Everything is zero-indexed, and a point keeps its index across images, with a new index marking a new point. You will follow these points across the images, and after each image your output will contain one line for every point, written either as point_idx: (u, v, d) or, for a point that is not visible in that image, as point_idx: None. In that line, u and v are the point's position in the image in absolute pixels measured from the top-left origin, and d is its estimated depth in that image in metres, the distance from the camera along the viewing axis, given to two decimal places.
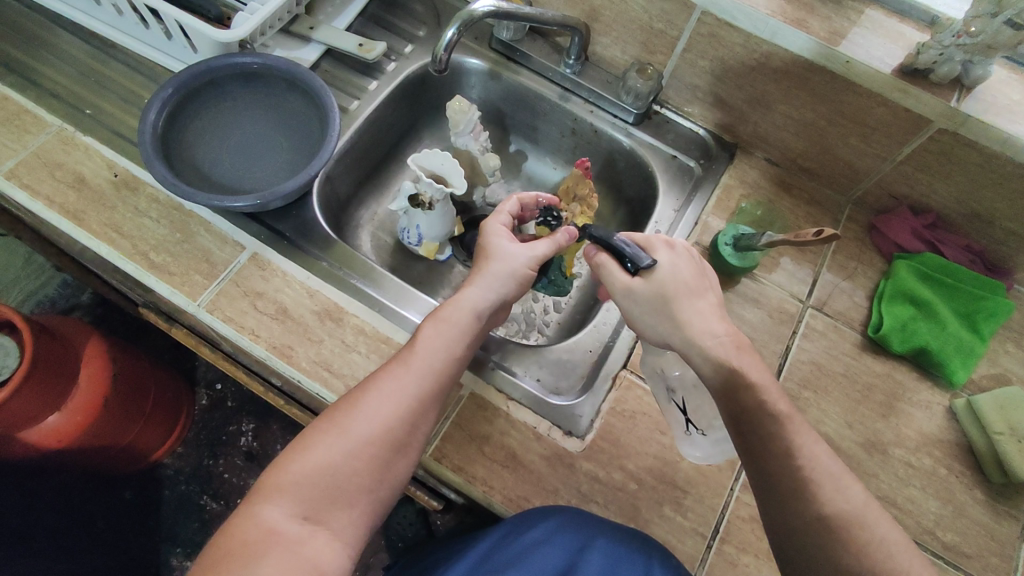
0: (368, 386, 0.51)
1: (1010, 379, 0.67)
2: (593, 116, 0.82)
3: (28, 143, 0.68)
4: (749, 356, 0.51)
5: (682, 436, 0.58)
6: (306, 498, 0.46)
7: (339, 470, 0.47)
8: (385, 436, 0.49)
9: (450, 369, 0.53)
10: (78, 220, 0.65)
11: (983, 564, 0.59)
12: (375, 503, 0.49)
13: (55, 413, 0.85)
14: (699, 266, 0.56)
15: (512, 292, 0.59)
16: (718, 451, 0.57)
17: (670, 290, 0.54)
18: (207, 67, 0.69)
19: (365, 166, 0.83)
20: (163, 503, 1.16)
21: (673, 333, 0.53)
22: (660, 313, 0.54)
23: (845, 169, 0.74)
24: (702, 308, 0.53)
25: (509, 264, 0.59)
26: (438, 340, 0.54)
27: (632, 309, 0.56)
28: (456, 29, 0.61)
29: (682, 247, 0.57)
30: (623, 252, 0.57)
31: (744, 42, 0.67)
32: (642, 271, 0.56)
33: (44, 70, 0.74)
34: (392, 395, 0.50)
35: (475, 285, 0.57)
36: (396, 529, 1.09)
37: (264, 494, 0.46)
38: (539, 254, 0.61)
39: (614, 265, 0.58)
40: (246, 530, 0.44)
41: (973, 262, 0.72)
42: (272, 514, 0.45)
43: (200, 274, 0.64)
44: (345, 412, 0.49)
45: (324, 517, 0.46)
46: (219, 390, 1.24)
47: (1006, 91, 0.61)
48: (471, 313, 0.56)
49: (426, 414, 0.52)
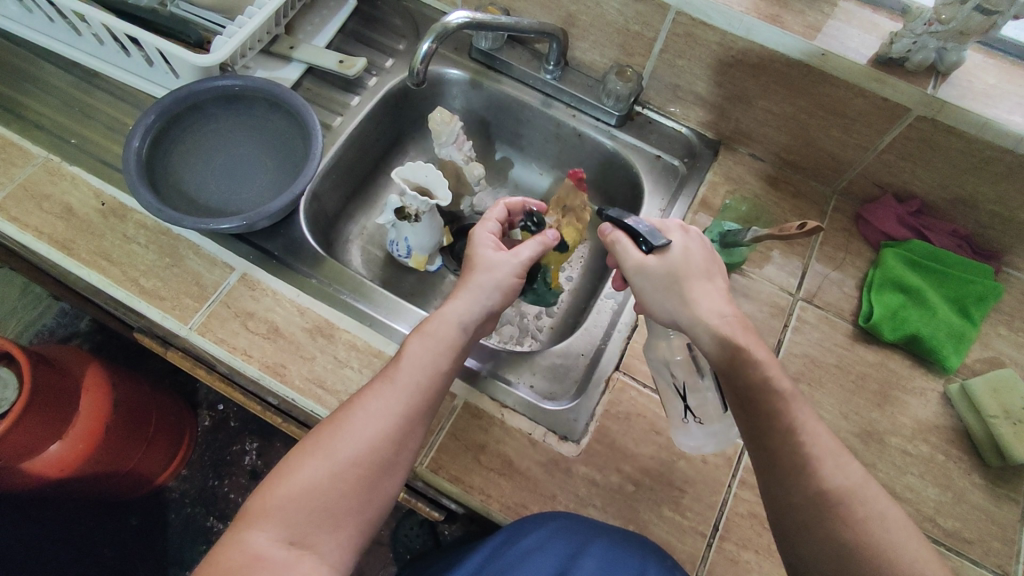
0: (355, 406, 0.51)
1: (1004, 362, 0.67)
2: (576, 120, 0.83)
3: (16, 175, 0.69)
4: (753, 335, 0.51)
5: (679, 424, 0.57)
6: (293, 522, 0.46)
7: (325, 493, 0.48)
8: (373, 455, 0.49)
9: (436, 384, 0.53)
10: (68, 250, 0.66)
11: (985, 549, 0.59)
12: (364, 523, 0.49)
13: (57, 442, 0.85)
14: (710, 253, 0.56)
15: (498, 302, 0.60)
16: (711, 442, 0.56)
17: (681, 271, 0.54)
18: (188, 91, 0.70)
19: (352, 182, 0.84)
20: (170, 526, 1.17)
21: (681, 311, 0.53)
22: (669, 291, 0.54)
23: (829, 160, 0.74)
24: (711, 290, 0.53)
25: (495, 274, 0.59)
26: (424, 353, 0.54)
27: (641, 286, 0.56)
28: (433, 41, 0.61)
29: (697, 232, 0.57)
30: (638, 230, 0.56)
31: (720, 39, 0.68)
32: (655, 251, 0.56)
33: (30, 102, 0.74)
34: (378, 414, 0.50)
35: (460, 297, 0.57)
36: (404, 541, 1.09)
37: (251, 520, 0.46)
38: (534, 250, 0.62)
39: (629, 243, 0.57)
40: (232, 557, 0.44)
41: (961, 247, 0.72)
42: (258, 539, 0.45)
43: (191, 296, 0.65)
44: (331, 434, 0.50)
45: (311, 540, 0.46)
46: (220, 410, 1.24)
47: (981, 76, 0.62)
48: (457, 325, 0.56)
49: (415, 430, 0.52)
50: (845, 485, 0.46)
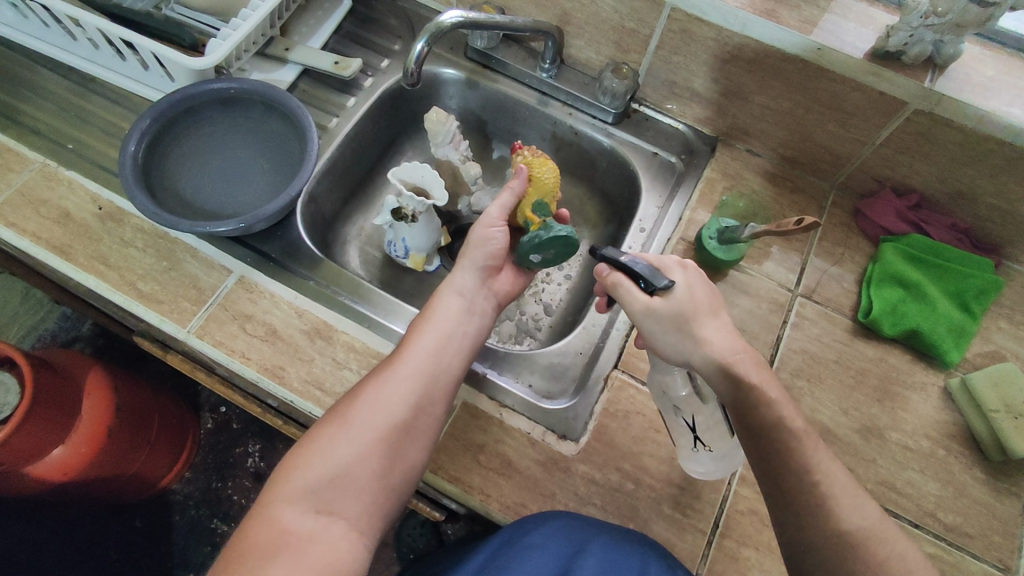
0: (368, 379, 0.55)
1: (1004, 356, 0.67)
2: (573, 118, 0.82)
3: (13, 181, 0.69)
4: (764, 366, 0.52)
5: (687, 452, 0.56)
6: (317, 494, 0.49)
7: (347, 463, 0.50)
8: (390, 421, 0.52)
9: (443, 355, 0.58)
10: (65, 254, 0.66)
11: (987, 543, 0.58)
12: (387, 491, 0.51)
13: (60, 445, 0.86)
14: (711, 287, 0.57)
15: (493, 267, 0.65)
16: (720, 467, 0.56)
17: (688, 309, 0.54)
18: (183, 94, 0.70)
19: (350, 182, 0.84)
20: (174, 528, 1.16)
21: (694, 351, 0.52)
22: (680, 333, 0.53)
23: (827, 155, 0.74)
24: (719, 326, 0.54)
25: (483, 235, 0.65)
26: (427, 322, 0.59)
27: (650, 329, 0.54)
28: (426, 41, 0.61)
29: (694, 267, 0.57)
30: (638, 271, 0.55)
31: (716, 35, 0.67)
32: (658, 291, 0.54)
33: (25, 107, 0.74)
34: (390, 384, 0.54)
35: (458, 273, 0.64)
36: (407, 541, 1.09)
37: (276, 496, 0.49)
38: (504, 205, 0.66)
39: (631, 286, 0.56)
40: (262, 531, 0.46)
41: (960, 240, 0.71)
42: (285, 513, 0.47)
43: (189, 300, 0.65)
44: (348, 406, 0.53)
45: (335, 509, 0.49)
46: (223, 412, 1.24)
47: (980, 69, 0.62)
48: (454, 295, 0.62)
49: (429, 397, 0.55)
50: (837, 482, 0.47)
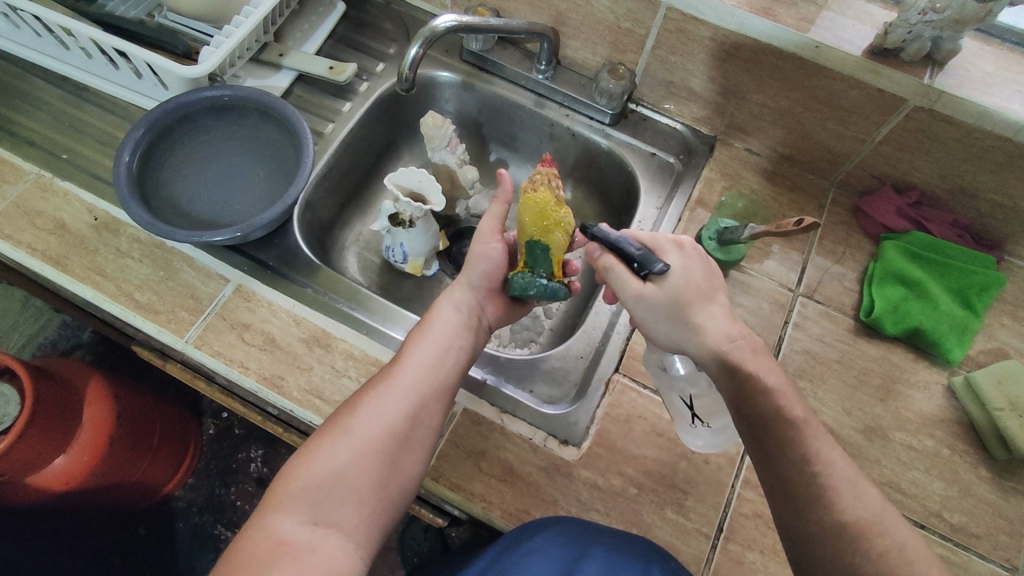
0: (367, 390, 0.55)
1: (1008, 353, 0.66)
2: (570, 119, 0.82)
3: (7, 192, 0.69)
4: (764, 367, 0.51)
5: (686, 427, 0.57)
6: (315, 504, 0.48)
7: (344, 471, 0.50)
8: (388, 431, 0.52)
9: (442, 366, 0.57)
10: (61, 266, 0.65)
11: (994, 544, 0.58)
12: (386, 502, 0.51)
13: (60, 456, 0.85)
14: (708, 268, 0.55)
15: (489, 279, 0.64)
16: (718, 440, 0.57)
17: (684, 295, 0.53)
18: (178, 103, 0.69)
19: (348, 187, 0.84)
20: (176, 535, 1.17)
21: (688, 339, 0.52)
22: (674, 319, 0.53)
23: (826, 153, 0.73)
24: (716, 311, 0.53)
25: (482, 248, 0.63)
26: (425, 335, 0.59)
27: (642, 314, 0.54)
28: (419, 46, 0.60)
29: (690, 247, 0.56)
30: (635, 257, 0.53)
31: (711, 34, 0.67)
32: (653, 276, 0.53)
33: (20, 118, 0.74)
34: (389, 395, 0.54)
35: (456, 287, 0.64)
36: (412, 545, 1.05)
37: (275, 506, 0.48)
38: (497, 217, 0.64)
39: (624, 270, 0.54)
40: (259, 542, 0.46)
41: (962, 237, 0.71)
42: (282, 523, 0.47)
43: (186, 309, 0.64)
44: (347, 416, 0.53)
45: (333, 520, 0.48)
46: (225, 418, 1.24)
47: (979, 64, 0.61)
48: (452, 308, 0.61)
49: (426, 407, 0.55)
50: (834, 485, 0.47)
